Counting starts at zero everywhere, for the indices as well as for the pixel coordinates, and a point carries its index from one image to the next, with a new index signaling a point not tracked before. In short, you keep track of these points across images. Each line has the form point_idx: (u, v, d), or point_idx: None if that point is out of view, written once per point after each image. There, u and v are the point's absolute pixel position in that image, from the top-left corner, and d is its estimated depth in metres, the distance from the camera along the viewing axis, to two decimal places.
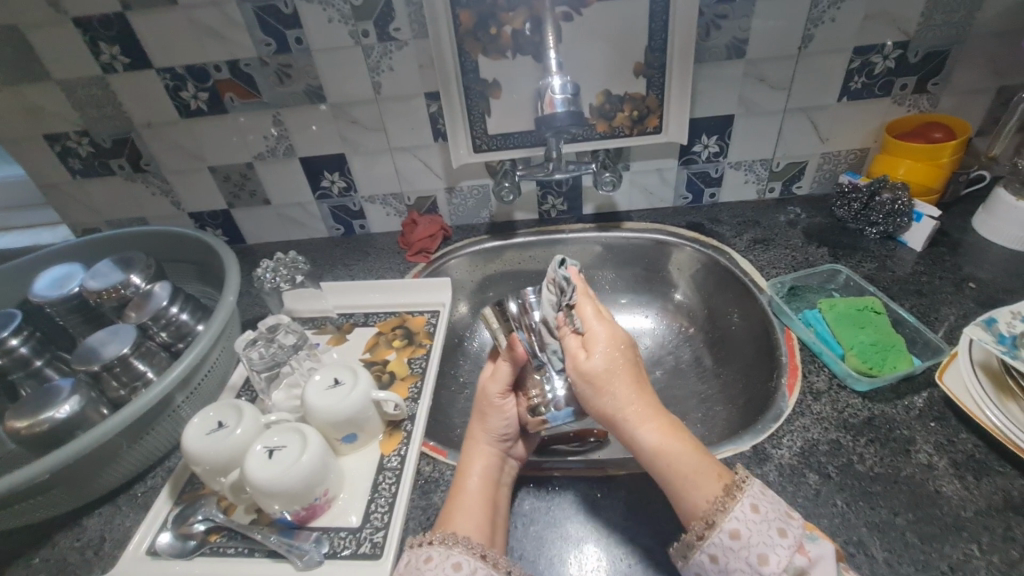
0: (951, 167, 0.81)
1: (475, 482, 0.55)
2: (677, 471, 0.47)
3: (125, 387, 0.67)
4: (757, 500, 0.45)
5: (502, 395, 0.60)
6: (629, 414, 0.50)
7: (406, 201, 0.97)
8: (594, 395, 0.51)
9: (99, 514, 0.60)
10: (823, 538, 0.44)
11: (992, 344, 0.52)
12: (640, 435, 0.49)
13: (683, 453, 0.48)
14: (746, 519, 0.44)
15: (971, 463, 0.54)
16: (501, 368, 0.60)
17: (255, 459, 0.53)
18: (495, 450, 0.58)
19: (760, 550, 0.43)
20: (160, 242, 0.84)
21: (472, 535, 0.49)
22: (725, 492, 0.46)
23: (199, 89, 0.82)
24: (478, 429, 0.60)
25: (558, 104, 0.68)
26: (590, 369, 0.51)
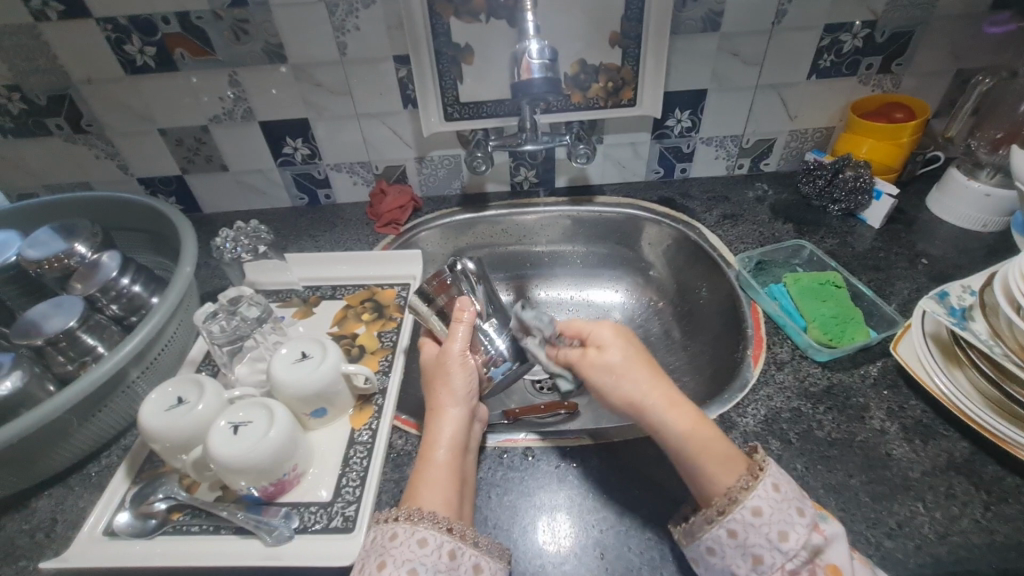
0: (910, 146, 0.83)
1: (445, 452, 0.54)
2: (709, 451, 0.48)
3: (74, 362, 0.63)
4: (778, 480, 0.46)
5: (463, 355, 0.60)
6: (657, 399, 0.50)
7: (373, 170, 0.94)
8: (615, 381, 0.52)
9: (49, 495, 0.57)
10: (833, 518, 0.47)
11: (944, 316, 0.55)
12: (671, 418, 0.49)
13: (709, 436, 0.48)
14: (767, 497, 0.45)
15: (919, 427, 0.57)
16: (458, 329, 0.60)
17: (218, 437, 0.51)
18: (461, 413, 0.57)
19: (782, 527, 0.44)
20: (107, 210, 0.78)
21: (439, 509, 0.48)
22: (748, 473, 0.47)
23: (146, 43, 0.76)
24: (444, 395, 0.58)
25: (534, 71, 0.66)
26: (604, 365, 0.54)
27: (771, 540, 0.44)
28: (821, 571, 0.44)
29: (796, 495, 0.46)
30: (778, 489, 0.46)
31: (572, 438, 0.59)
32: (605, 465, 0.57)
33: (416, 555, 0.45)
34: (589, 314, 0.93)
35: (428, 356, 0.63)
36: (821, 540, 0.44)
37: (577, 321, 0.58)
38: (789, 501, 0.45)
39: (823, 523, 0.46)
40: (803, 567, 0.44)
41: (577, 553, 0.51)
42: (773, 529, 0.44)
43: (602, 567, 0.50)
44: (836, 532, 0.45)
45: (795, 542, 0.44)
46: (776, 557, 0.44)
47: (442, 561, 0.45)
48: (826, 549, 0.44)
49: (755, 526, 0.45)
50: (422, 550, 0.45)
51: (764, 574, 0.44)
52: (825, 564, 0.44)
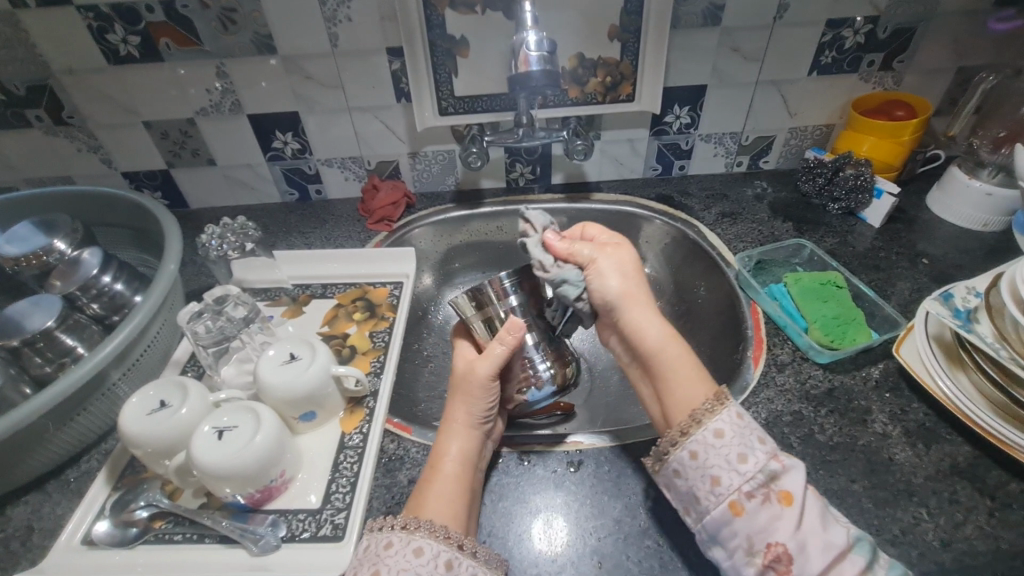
0: (911, 144, 0.82)
1: (451, 464, 0.52)
2: (670, 365, 0.49)
3: (52, 363, 0.60)
4: (742, 410, 0.46)
5: (490, 380, 0.56)
6: (644, 311, 0.52)
7: (365, 166, 0.91)
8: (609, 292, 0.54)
9: (26, 502, 0.55)
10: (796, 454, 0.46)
11: (948, 318, 0.54)
12: (648, 336, 0.51)
13: (679, 351, 0.50)
14: (731, 421, 0.45)
15: (922, 431, 0.56)
16: (494, 350, 0.56)
17: (201, 441, 0.49)
18: (475, 435, 0.54)
19: (741, 449, 0.44)
20: (89, 205, 0.76)
21: (440, 521, 0.47)
22: (714, 398, 0.47)
23: (129, 32, 0.73)
24: (459, 409, 0.55)
25: (531, 63, 0.64)
26: (602, 271, 0.54)
27: (731, 461, 0.44)
28: (774, 497, 0.43)
29: (760, 428, 0.46)
30: (741, 417, 0.46)
31: (569, 441, 0.58)
32: (602, 471, 0.56)
33: (411, 565, 0.43)
34: None
35: (461, 356, 0.60)
36: (778, 468, 0.44)
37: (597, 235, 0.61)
38: (753, 430, 0.45)
39: (784, 455, 0.45)
40: (758, 491, 0.43)
41: (575, 561, 0.49)
42: (733, 451, 0.44)
43: None
44: (795, 464, 0.44)
45: (754, 465, 0.43)
46: (734, 478, 0.43)
47: (438, 571, 0.44)
48: (783, 476, 0.43)
49: (715, 447, 0.44)
50: (417, 559, 0.44)
51: (720, 495, 0.43)
52: (780, 490, 0.43)
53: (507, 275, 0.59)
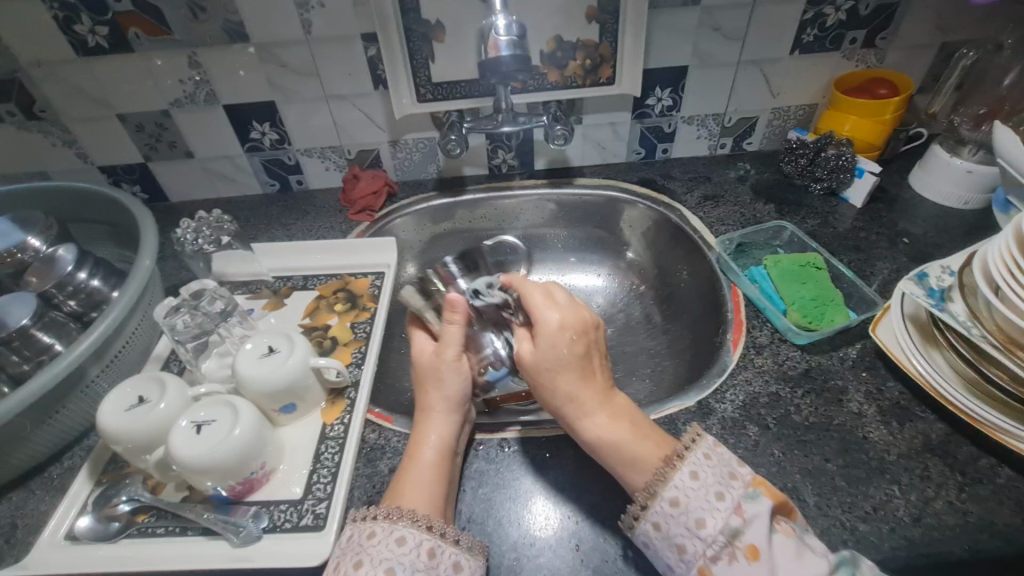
0: (893, 123, 0.82)
1: (431, 452, 0.52)
2: (618, 456, 0.49)
3: (30, 361, 0.60)
4: (697, 467, 0.46)
5: (456, 357, 0.56)
6: (580, 410, 0.51)
7: (346, 155, 0.91)
8: (540, 388, 0.53)
9: (9, 499, 0.55)
10: (765, 494, 0.44)
11: (922, 298, 0.54)
12: (586, 425, 0.51)
13: (626, 434, 0.49)
14: (683, 486, 0.45)
15: (896, 410, 0.57)
16: (449, 330, 0.57)
17: (180, 436, 0.49)
18: (452, 419, 0.55)
19: (698, 514, 0.43)
20: (64, 201, 0.75)
21: (422, 509, 0.47)
22: (666, 462, 0.47)
23: (97, 23, 0.72)
24: (433, 396, 0.55)
25: (502, 48, 0.63)
26: (534, 362, 0.53)
27: (689, 528, 0.43)
28: (740, 553, 0.41)
29: (719, 480, 0.45)
30: (695, 477, 0.45)
31: (549, 428, 0.58)
32: (581, 456, 0.56)
33: (393, 554, 0.44)
34: None
35: (420, 347, 0.59)
36: (740, 522, 0.42)
37: (532, 300, 0.55)
38: (709, 487, 0.45)
39: (748, 503, 0.43)
40: (723, 552, 0.42)
41: (553, 544, 0.50)
42: (691, 517, 0.44)
43: (578, 559, 0.49)
44: (759, 511, 0.42)
45: (713, 528, 0.43)
46: (697, 544, 0.43)
47: (422, 559, 0.44)
48: (745, 530, 0.42)
49: (674, 516, 0.44)
50: (400, 548, 0.44)
51: (689, 563, 0.43)
52: (745, 545, 0.42)
53: (450, 264, 0.63)
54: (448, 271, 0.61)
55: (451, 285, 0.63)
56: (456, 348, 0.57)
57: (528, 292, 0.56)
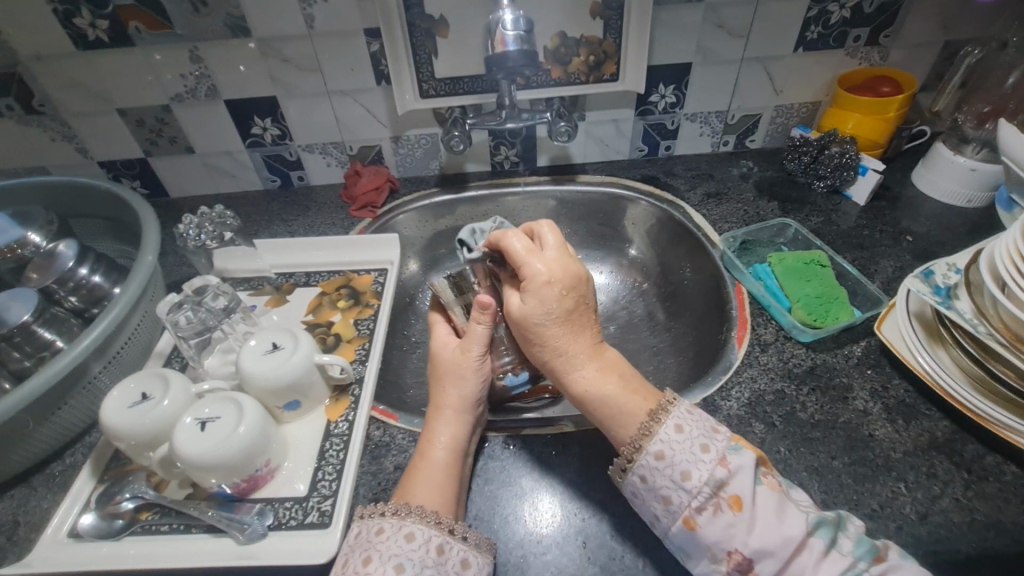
0: (897, 121, 0.82)
1: (443, 452, 0.52)
2: (603, 408, 0.50)
3: (31, 357, 0.60)
4: (681, 421, 0.46)
5: (481, 357, 0.57)
6: (570, 355, 0.52)
7: (347, 151, 0.90)
8: (526, 339, 0.54)
9: (11, 496, 0.55)
10: (747, 448, 0.45)
11: (928, 295, 0.54)
12: (575, 375, 0.51)
13: (613, 387, 0.50)
14: (669, 439, 0.46)
15: (902, 407, 0.57)
16: (476, 330, 0.57)
17: (185, 433, 0.49)
18: (467, 419, 0.55)
19: (684, 466, 0.44)
20: (64, 196, 0.74)
21: (430, 505, 0.47)
22: (650, 416, 0.47)
23: (97, 16, 0.71)
24: (450, 394, 0.55)
25: (510, 43, 0.63)
26: (523, 315, 0.53)
27: (675, 481, 0.44)
28: (726, 504, 0.43)
29: (704, 433, 0.46)
30: (679, 430, 0.46)
31: (554, 425, 0.58)
32: (587, 452, 0.56)
33: (402, 550, 0.43)
34: None
35: (440, 338, 0.60)
36: (725, 473, 0.44)
37: (512, 245, 0.56)
38: (694, 439, 0.45)
39: (732, 455, 0.44)
40: (708, 503, 0.43)
41: (560, 542, 0.50)
42: (676, 470, 0.45)
43: (585, 556, 0.49)
44: (743, 463, 0.44)
45: (698, 480, 0.44)
46: (683, 496, 0.44)
47: (430, 556, 0.44)
48: (730, 482, 0.43)
49: (660, 469, 0.45)
50: (409, 544, 0.44)
51: (674, 513, 0.44)
52: (730, 496, 0.43)
53: (473, 260, 0.63)
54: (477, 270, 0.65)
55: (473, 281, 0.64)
56: (480, 350, 0.57)
57: (507, 239, 0.56)
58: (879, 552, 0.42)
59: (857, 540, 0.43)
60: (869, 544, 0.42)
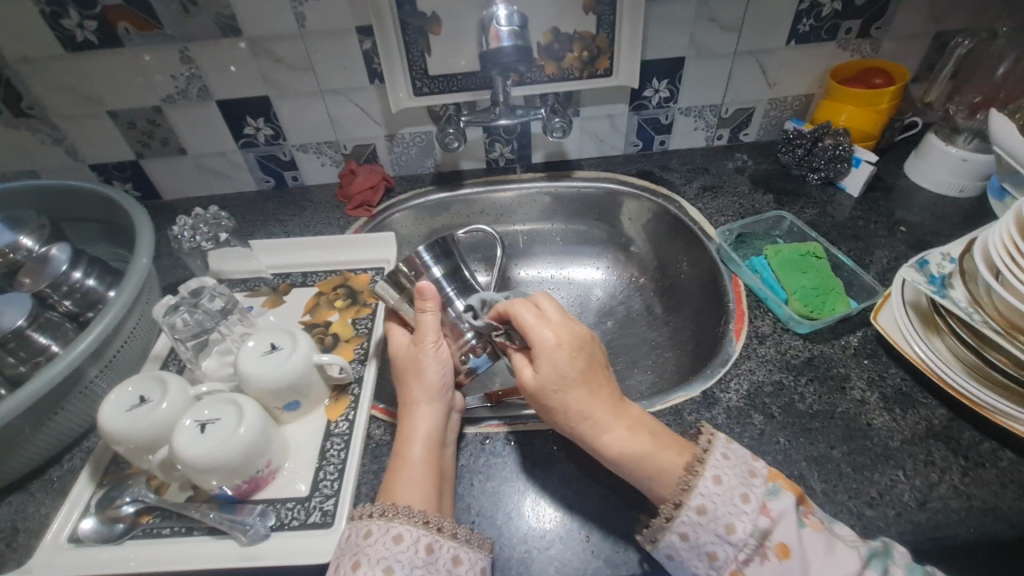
0: (888, 113, 0.83)
1: (418, 449, 0.52)
2: (653, 472, 0.47)
3: (26, 362, 0.59)
4: (719, 472, 0.45)
5: (437, 342, 0.57)
6: (600, 420, 0.49)
7: (342, 150, 0.90)
8: (548, 410, 0.50)
9: (9, 502, 0.54)
10: (785, 488, 0.44)
11: (924, 285, 0.54)
12: (605, 442, 0.48)
13: (647, 443, 0.48)
14: (709, 493, 0.45)
15: (899, 396, 0.57)
16: (425, 320, 0.57)
17: (184, 436, 0.48)
18: (437, 407, 0.55)
19: (727, 519, 0.44)
20: (55, 199, 0.73)
21: (417, 503, 0.47)
22: (688, 470, 0.46)
23: (85, 17, 0.70)
24: (415, 389, 0.55)
25: (503, 38, 0.63)
26: (540, 385, 0.50)
27: (719, 535, 0.44)
28: (771, 553, 0.42)
29: (742, 480, 0.45)
30: (718, 482, 0.45)
31: None
32: (588, 447, 0.56)
33: (391, 552, 0.44)
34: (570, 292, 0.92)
35: (398, 343, 0.60)
36: (768, 522, 0.43)
37: (522, 319, 0.51)
38: (733, 490, 0.45)
39: (772, 501, 0.44)
40: (754, 555, 0.43)
41: (563, 536, 0.50)
42: (720, 523, 0.44)
43: (588, 550, 0.49)
44: (784, 508, 0.43)
45: (743, 532, 0.43)
46: (728, 550, 0.43)
47: (419, 556, 0.44)
48: (773, 530, 0.43)
49: (702, 524, 0.44)
50: (397, 546, 0.44)
51: (720, 569, 0.44)
52: (775, 544, 0.42)
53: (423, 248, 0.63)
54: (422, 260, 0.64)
55: (425, 271, 0.64)
56: (434, 337, 0.57)
57: (517, 312, 0.51)
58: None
59: (908, 568, 0.42)
60: (925, 574, 0.41)
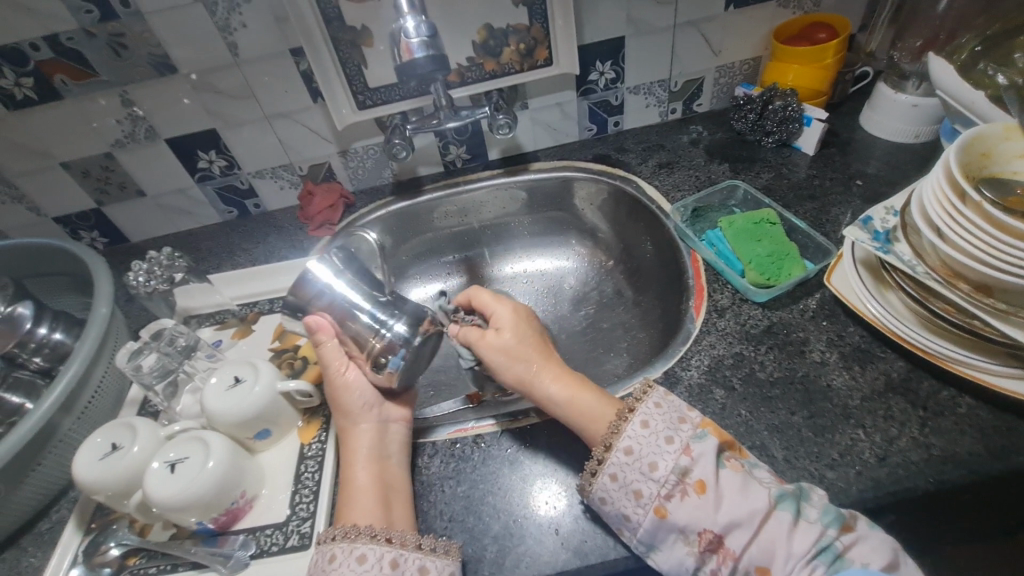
0: (836, 66, 0.81)
1: (360, 471, 0.54)
2: (581, 414, 0.53)
3: (3, 423, 0.61)
4: (647, 417, 0.50)
5: (346, 368, 0.59)
6: (542, 373, 0.56)
7: (298, 171, 0.90)
8: (506, 363, 0.58)
9: (3, 560, 0.56)
10: (712, 434, 0.48)
11: (869, 242, 0.54)
12: (552, 388, 0.55)
13: (589, 397, 0.54)
14: (636, 435, 0.49)
15: (858, 353, 0.58)
16: (323, 350, 0.59)
17: (154, 478, 0.50)
18: (368, 425, 0.57)
19: (650, 458, 0.48)
20: (17, 259, 0.74)
21: (368, 522, 0.49)
22: (618, 417, 0.51)
23: (20, 75, 0.71)
24: (344, 418, 0.58)
25: (415, 50, 0.62)
26: (501, 341, 0.59)
27: (644, 472, 0.47)
28: (691, 489, 0.46)
29: (669, 425, 0.49)
30: (645, 426, 0.49)
31: (522, 417, 0.59)
32: (555, 440, 0.57)
33: (356, 572, 0.46)
34: (542, 284, 0.93)
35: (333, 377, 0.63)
36: (688, 461, 0.47)
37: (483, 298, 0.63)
38: (659, 433, 0.49)
39: (696, 443, 0.48)
40: (676, 490, 0.46)
41: (534, 532, 0.51)
42: (643, 462, 0.48)
43: (559, 543, 0.50)
44: (705, 449, 0.47)
45: (665, 468, 0.47)
46: (653, 486, 0.47)
47: (384, 571, 0.46)
48: (693, 468, 0.46)
49: (629, 464, 0.48)
50: (361, 566, 0.46)
51: (645, 506, 0.46)
52: (694, 481, 0.46)
53: (306, 266, 0.60)
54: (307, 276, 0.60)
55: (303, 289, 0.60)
56: (339, 359, 0.59)
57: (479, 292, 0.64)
58: (846, 521, 0.43)
59: (822, 508, 0.44)
60: (836, 514, 0.44)
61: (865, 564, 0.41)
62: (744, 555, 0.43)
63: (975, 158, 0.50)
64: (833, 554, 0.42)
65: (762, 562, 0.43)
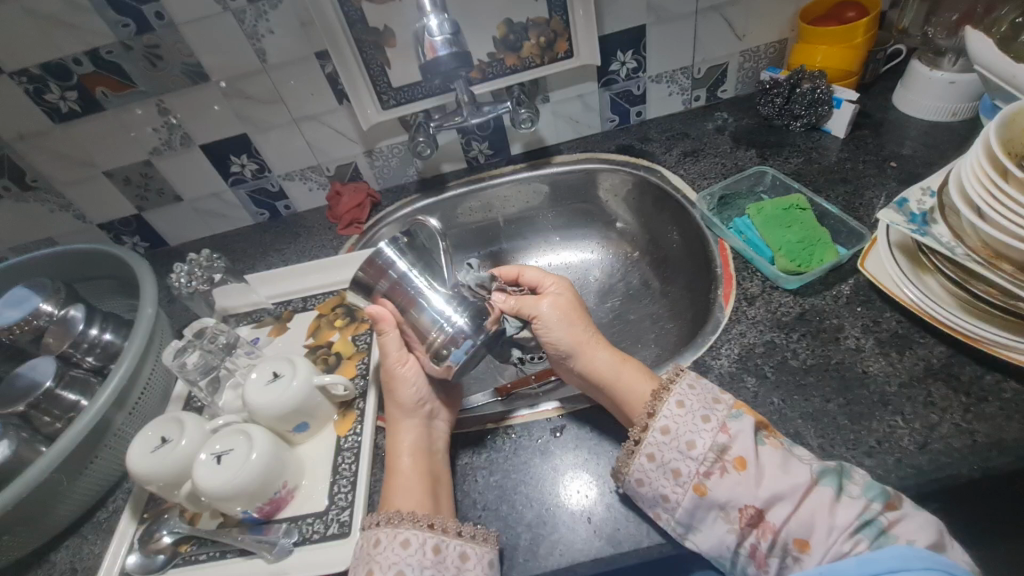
0: (866, 46, 0.79)
1: (407, 460, 0.55)
2: (629, 383, 0.55)
3: (61, 419, 0.64)
4: (682, 397, 0.50)
5: (399, 360, 0.61)
6: (595, 339, 0.59)
7: (325, 172, 0.92)
8: (562, 328, 0.60)
9: (66, 547, 0.60)
10: (748, 414, 0.48)
11: (904, 225, 0.53)
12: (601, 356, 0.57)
13: (634, 370, 0.56)
14: (672, 415, 0.49)
15: (895, 339, 0.56)
16: (386, 339, 0.61)
17: (203, 469, 0.52)
18: (418, 419, 0.58)
19: (688, 437, 0.48)
20: (68, 264, 0.78)
21: (416, 507, 0.50)
22: (655, 395, 0.51)
23: (65, 89, 0.74)
24: (394, 406, 0.60)
25: (438, 49, 0.63)
26: (559, 311, 0.60)
27: (681, 451, 0.48)
28: (729, 466, 0.46)
29: (704, 404, 0.49)
30: (682, 406, 0.49)
31: (550, 408, 0.60)
32: (586, 429, 0.58)
33: (401, 557, 0.47)
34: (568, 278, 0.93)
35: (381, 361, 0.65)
36: (727, 439, 0.47)
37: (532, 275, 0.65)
38: (694, 413, 0.49)
39: (731, 422, 0.48)
40: (715, 467, 0.46)
41: (567, 519, 0.52)
42: (682, 441, 0.48)
43: (592, 531, 0.51)
44: (742, 427, 0.47)
45: (702, 447, 0.47)
46: (691, 465, 0.47)
47: (428, 556, 0.48)
48: (732, 445, 0.47)
49: (667, 443, 0.49)
50: (405, 551, 0.48)
51: (684, 485, 0.47)
52: (733, 458, 0.46)
53: (382, 246, 0.58)
54: (382, 258, 0.58)
55: (389, 269, 0.58)
56: (397, 351, 0.61)
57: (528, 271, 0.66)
58: (891, 498, 0.43)
59: (864, 485, 0.44)
60: (879, 490, 0.43)
61: (911, 541, 0.40)
62: (782, 528, 0.43)
63: (1019, 133, 0.48)
64: (878, 529, 0.41)
65: (801, 535, 0.43)
